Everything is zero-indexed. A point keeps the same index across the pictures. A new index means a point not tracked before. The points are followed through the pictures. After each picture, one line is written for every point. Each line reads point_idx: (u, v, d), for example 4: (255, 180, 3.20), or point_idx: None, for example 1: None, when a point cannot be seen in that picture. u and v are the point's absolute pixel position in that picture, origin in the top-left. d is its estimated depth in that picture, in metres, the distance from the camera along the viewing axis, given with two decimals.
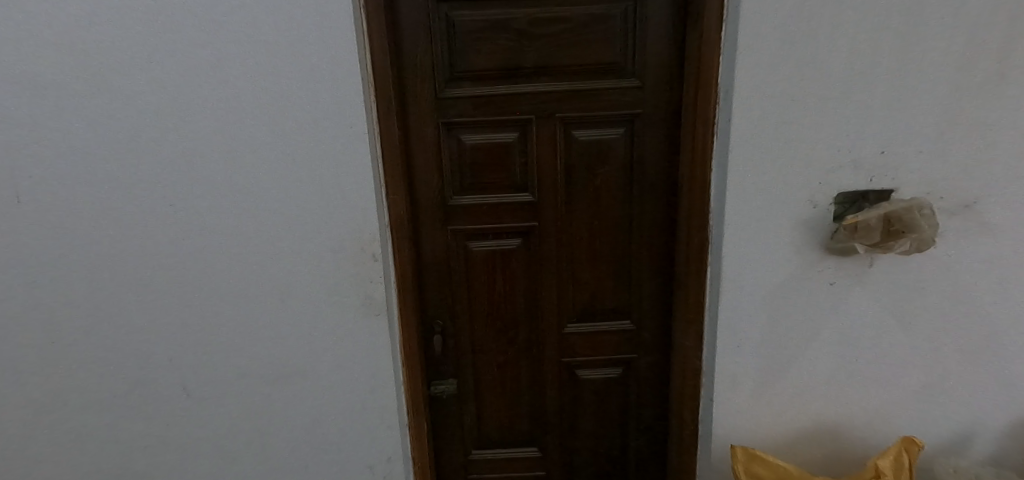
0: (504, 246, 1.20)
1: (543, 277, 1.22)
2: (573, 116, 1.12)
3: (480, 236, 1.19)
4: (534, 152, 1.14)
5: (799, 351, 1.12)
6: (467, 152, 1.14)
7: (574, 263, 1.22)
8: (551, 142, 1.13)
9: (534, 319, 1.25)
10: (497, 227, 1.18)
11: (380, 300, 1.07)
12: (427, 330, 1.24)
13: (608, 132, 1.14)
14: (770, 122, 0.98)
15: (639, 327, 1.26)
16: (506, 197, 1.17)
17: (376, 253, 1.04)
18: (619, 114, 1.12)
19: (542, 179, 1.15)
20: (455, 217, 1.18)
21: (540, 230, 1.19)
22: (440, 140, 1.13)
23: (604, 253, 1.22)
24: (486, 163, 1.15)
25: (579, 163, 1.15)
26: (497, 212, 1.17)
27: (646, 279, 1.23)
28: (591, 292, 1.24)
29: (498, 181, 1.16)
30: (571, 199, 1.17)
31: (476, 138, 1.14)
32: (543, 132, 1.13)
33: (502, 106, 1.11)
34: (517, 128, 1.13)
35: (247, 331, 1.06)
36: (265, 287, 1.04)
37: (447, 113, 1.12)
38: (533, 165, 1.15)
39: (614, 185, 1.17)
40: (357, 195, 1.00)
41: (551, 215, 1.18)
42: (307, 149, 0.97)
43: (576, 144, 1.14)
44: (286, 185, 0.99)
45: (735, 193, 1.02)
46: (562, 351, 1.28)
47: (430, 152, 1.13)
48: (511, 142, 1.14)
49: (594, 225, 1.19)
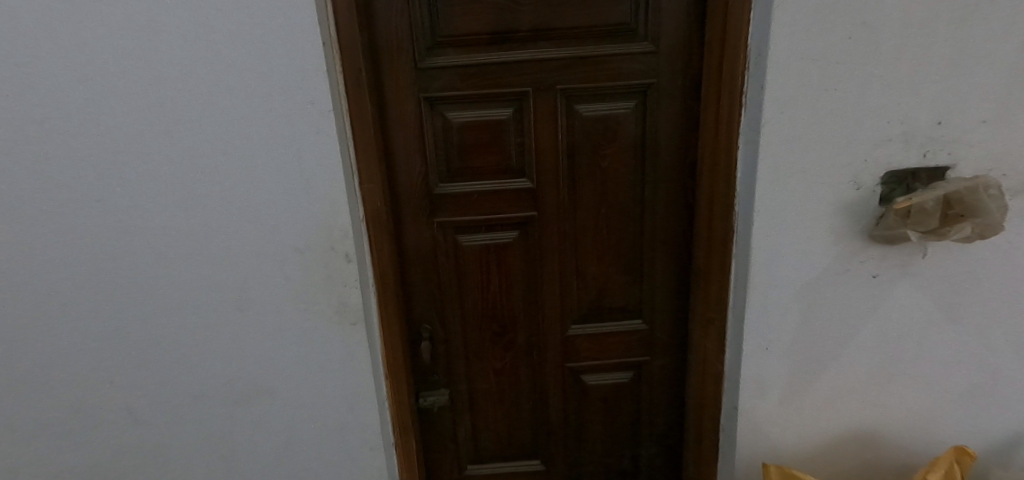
0: (499, 240, 1.05)
1: (544, 274, 1.08)
2: (577, 88, 0.97)
3: (472, 229, 1.04)
4: (532, 131, 0.98)
5: (835, 353, 0.99)
6: (455, 133, 0.98)
7: (579, 257, 1.07)
8: (551, 119, 0.98)
9: (535, 320, 1.11)
10: (491, 218, 1.03)
11: (355, 307, 0.91)
12: (414, 335, 1.10)
13: (617, 106, 0.99)
14: (809, 89, 0.83)
15: (653, 326, 1.13)
16: (502, 183, 1.01)
17: (350, 253, 0.88)
18: (630, 84, 0.97)
19: (542, 161, 1.00)
20: (442, 208, 1.02)
21: (540, 221, 1.04)
22: (422, 118, 0.97)
23: (613, 245, 1.07)
24: (477, 145, 0.99)
25: (584, 143, 1.00)
26: (490, 201, 1.02)
27: (660, 272, 1.09)
28: (598, 289, 1.10)
29: (491, 165, 1.00)
30: (575, 184, 1.02)
31: (465, 115, 0.98)
32: (542, 106, 0.97)
33: (494, 77, 0.95)
34: (511, 102, 0.98)
35: (202, 346, 0.91)
36: (220, 296, 0.88)
37: (429, 85, 0.95)
38: (532, 146, 0.99)
39: (624, 167, 1.02)
40: (324, 186, 0.84)
41: (553, 203, 1.03)
42: (260, 130, 0.81)
43: (581, 121, 0.99)
44: (237, 174, 0.82)
45: (767, 174, 0.88)
46: (566, 355, 1.14)
47: (411, 132, 0.97)
48: (506, 120, 0.98)
49: (601, 213, 1.05)
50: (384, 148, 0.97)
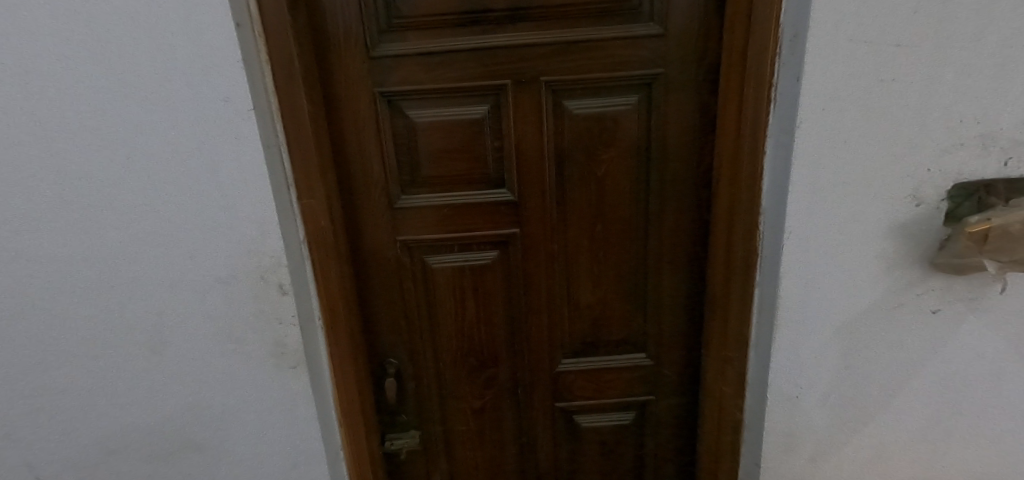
0: (475, 262, 0.88)
1: (529, 302, 0.91)
2: (567, 80, 0.79)
3: (443, 249, 0.88)
4: (512, 133, 0.81)
5: (880, 402, 0.82)
6: (419, 136, 0.81)
7: (572, 281, 0.91)
8: (536, 118, 0.80)
9: (520, 354, 0.95)
10: (465, 237, 0.86)
11: (296, 348, 0.75)
12: (378, 371, 0.94)
13: (617, 102, 0.81)
14: (860, 80, 0.65)
15: (659, 361, 0.96)
16: (477, 195, 0.84)
17: (285, 284, 0.72)
18: (632, 76, 0.79)
19: (526, 169, 0.83)
20: (407, 224, 0.86)
21: (523, 240, 0.87)
22: (379, 118, 0.80)
23: (612, 267, 0.90)
24: (446, 150, 0.82)
25: (576, 147, 0.83)
26: (463, 216, 0.85)
27: (666, 299, 0.92)
28: (594, 318, 0.93)
29: (464, 174, 0.83)
30: (564, 197, 0.85)
31: (431, 113, 0.81)
32: (524, 103, 0.80)
33: (465, 68, 0.78)
34: (487, 98, 0.80)
35: (111, 395, 0.76)
36: (130, 337, 0.73)
37: (386, 78, 0.78)
38: (512, 150, 0.82)
39: (624, 176, 0.85)
40: (247, 205, 0.67)
41: (536, 219, 0.86)
42: (161, 135, 0.64)
43: (572, 120, 0.81)
44: (137, 191, 0.66)
45: (804, 187, 0.70)
46: (557, 393, 0.98)
47: (367, 135, 0.80)
48: (481, 119, 0.81)
49: (597, 230, 0.88)
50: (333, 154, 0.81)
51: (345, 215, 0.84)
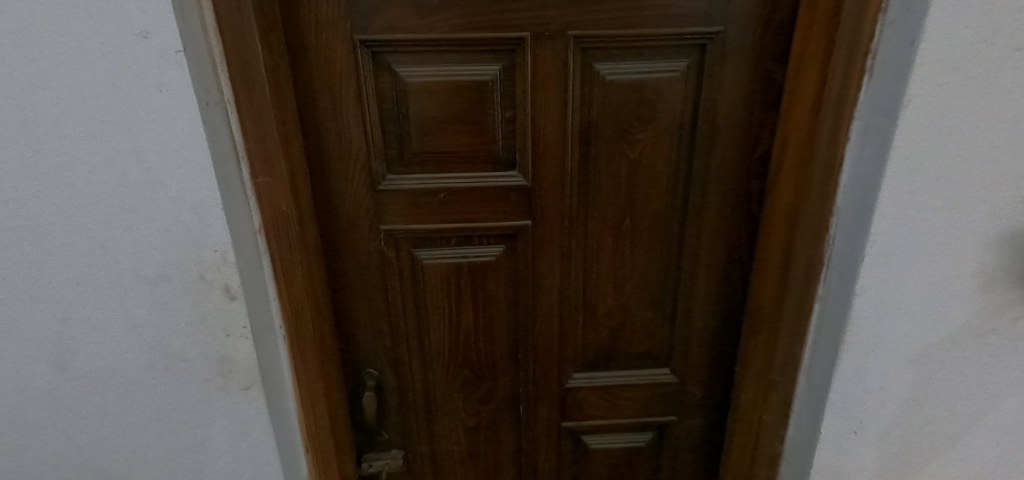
0: (475, 259, 0.73)
1: (538, 307, 0.76)
2: (601, 36, 0.62)
3: (437, 241, 0.72)
4: (527, 102, 0.65)
5: (949, 440, 0.69)
6: (409, 100, 0.64)
7: (590, 284, 0.76)
8: (559, 83, 0.64)
9: (523, 366, 0.80)
10: (464, 228, 0.71)
11: (248, 365, 0.59)
12: (355, 383, 0.79)
13: (660, 66, 0.65)
14: (992, 49, 0.50)
15: (684, 378, 0.83)
16: (480, 178, 0.68)
17: (232, 287, 0.55)
18: (681, 34, 0.63)
19: (542, 148, 0.67)
20: (393, 211, 0.69)
21: (535, 234, 0.72)
22: (359, 76, 0.62)
23: (639, 269, 0.75)
24: (444, 119, 0.65)
25: (606, 123, 0.67)
26: (463, 203, 0.69)
27: (699, 307, 0.78)
28: (613, 328, 0.79)
29: (467, 151, 0.67)
30: (588, 184, 0.70)
31: (427, 72, 0.63)
32: (545, 65, 0.63)
33: (472, 14, 0.61)
34: (499, 55, 0.63)
35: (8, 422, 0.59)
36: (27, 353, 0.56)
37: (368, 23, 0.60)
38: (528, 124, 0.66)
39: (662, 160, 0.69)
40: (180, 183, 0.50)
41: (552, 209, 0.70)
42: (54, 84, 0.46)
43: (604, 88, 0.65)
44: (24, 162, 0.48)
45: (900, 185, 0.55)
46: (565, 412, 0.84)
47: (344, 97, 0.63)
48: (490, 82, 0.64)
49: (624, 225, 0.72)
50: (300, 119, 0.63)
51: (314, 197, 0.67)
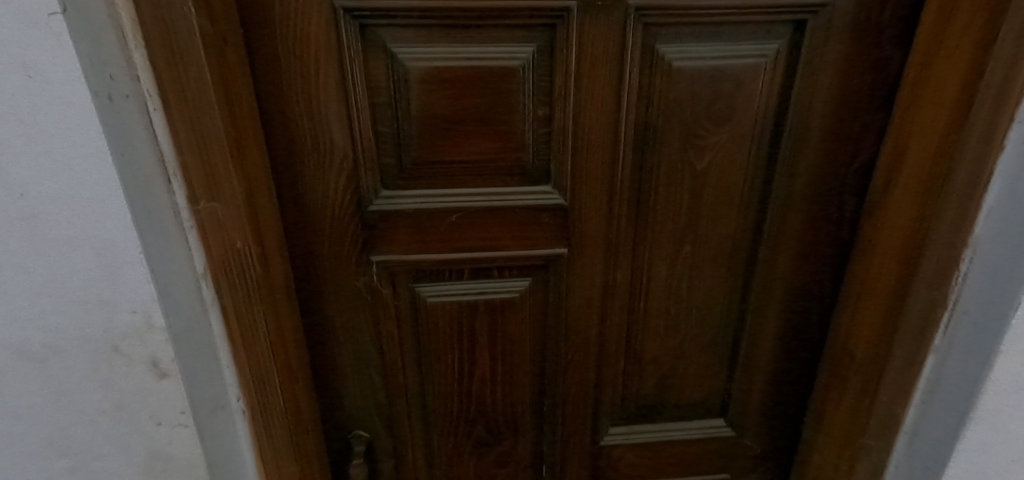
0: (494, 296, 0.57)
1: (571, 353, 0.61)
2: (673, 8, 0.47)
3: (446, 275, 0.56)
4: (569, 96, 0.49)
5: None
6: (411, 92, 0.48)
7: (636, 324, 0.60)
8: (612, 71, 0.48)
9: (549, 422, 0.65)
10: (482, 257, 0.55)
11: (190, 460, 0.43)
12: (339, 448, 0.63)
13: (742, 50, 0.50)
14: None
15: (741, 431, 0.68)
16: (503, 194, 0.52)
17: (160, 360, 0.38)
18: (775, 7, 0.48)
19: (587, 156, 0.51)
20: (390, 238, 0.53)
21: (572, 265, 0.56)
22: (344, 58, 0.45)
23: (697, 306, 0.60)
24: (458, 118, 0.49)
25: (669, 122, 0.51)
26: (481, 226, 0.53)
27: (767, 349, 0.64)
28: (660, 376, 0.64)
29: (488, 159, 0.51)
30: (643, 200, 0.54)
31: (438, 53, 0.47)
32: (593, 45, 0.47)
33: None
34: (534, 33, 0.47)
35: None
36: None
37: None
38: (569, 123, 0.50)
39: (737, 170, 0.54)
40: (72, 217, 0.33)
41: (594, 233, 0.55)
42: None
43: (668, 77, 0.50)
44: None
45: None
46: (597, 472, 0.69)
47: (322, 87, 0.46)
48: (521, 69, 0.48)
49: (685, 252, 0.57)
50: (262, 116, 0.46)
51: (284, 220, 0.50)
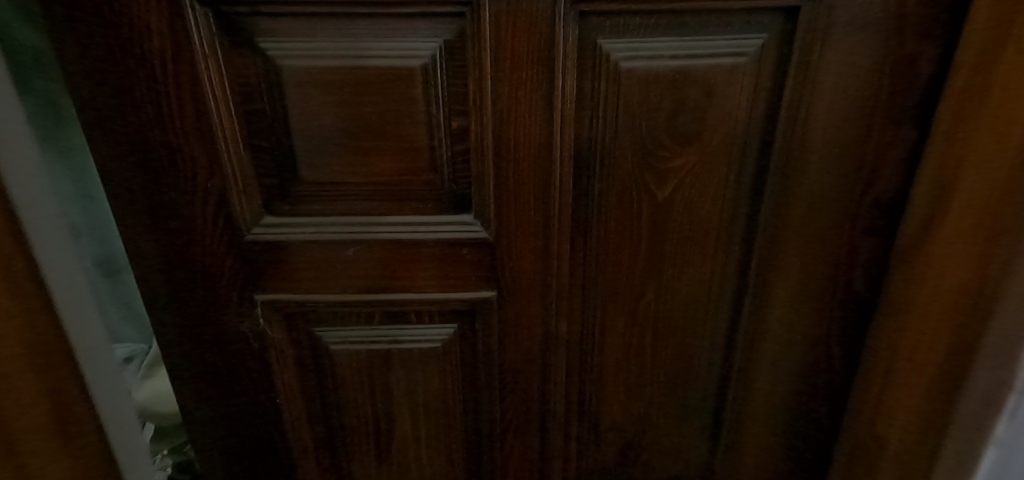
0: (410, 346, 0.47)
1: (509, 417, 0.50)
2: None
3: (351, 320, 0.46)
4: (487, 104, 0.38)
5: None
6: (288, 99, 0.39)
7: (591, 387, 0.49)
8: (540, 75, 0.38)
9: None
10: (392, 300, 0.45)
11: None
12: None
13: (715, 46, 0.38)
14: None
15: None
16: (411, 226, 0.42)
17: None
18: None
19: (514, 180, 0.41)
20: (281, 276, 0.44)
21: (504, 314, 0.45)
22: (200, 58, 0.37)
23: (667, 367, 0.48)
24: (351, 132, 0.40)
25: (622, 140, 0.40)
26: (388, 263, 0.44)
27: (757, 420, 0.51)
28: (624, 449, 0.52)
29: (391, 183, 0.41)
30: (590, 236, 0.43)
31: (318, 51, 0.37)
32: (512, 40, 0.37)
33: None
34: (440, 26, 0.37)
35: None
36: None
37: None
38: (488, 141, 0.39)
39: (712, 200, 0.42)
40: None
41: (530, 274, 0.44)
42: None
43: (618, 81, 0.39)
44: None
45: None
46: None
47: (176, 92, 0.38)
48: (424, 71, 0.38)
49: (645, 300, 0.45)
50: (83, 130, 0.38)
51: (134, 251, 0.42)
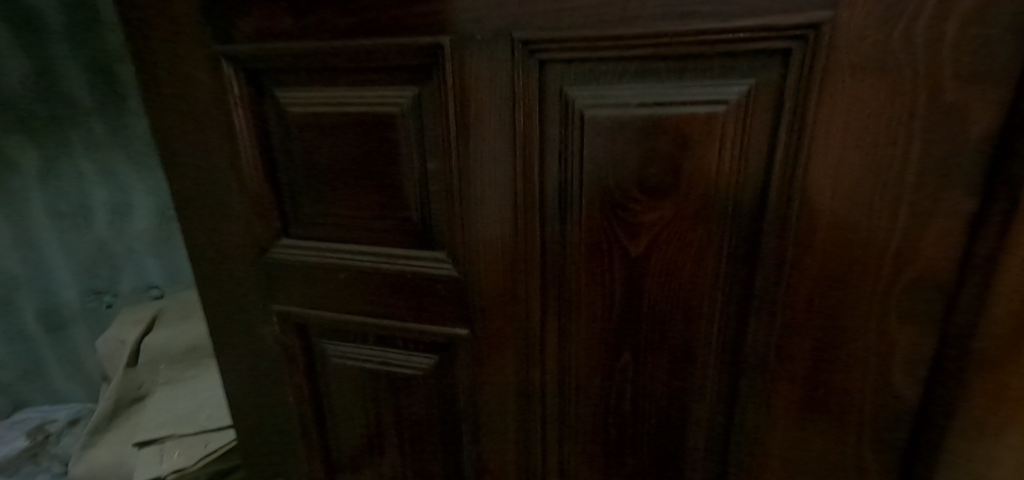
0: (397, 370, 0.49)
1: (488, 455, 0.49)
2: (576, 40, 0.35)
3: (347, 336, 0.50)
4: (454, 148, 0.40)
5: None
6: (296, 137, 0.44)
7: (568, 440, 0.46)
8: (499, 121, 0.38)
9: None
10: (379, 323, 0.48)
11: None
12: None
13: (690, 92, 0.35)
14: None
15: None
16: (392, 258, 0.45)
17: None
18: (728, 32, 0.32)
19: (478, 221, 0.41)
20: (289, 288, 0.50)
21: (476, 351, 0.46)
22: (227, 105, 0.44)
23: (651, 434, 0.44)
24: (343, 169, 0.44)
25: (587, 188, 0.38)
26: (375, 289, 0.47)
27: None
28: None
29: (376, 215, 0.45)
30: (559, 285, 0.41)
31: (316, 98, 0.42)
32: (474, 88, 0.38)
33: (363, 7, 0.38)
34: (414, 75, 0.40)
35: None
36: None
37: (232, 28, 0.42)
38: (455, 182, 0.41)
39: (692, 258, 0.38)
40: None
41: (500, 315, 0.43)
42: None
43: (581, 129, 0.37)
44: None
45: None
46: None
47: (212, 132, 0.45)
48: (400, 116, 0.41)
49: (622, 358, 0.42)
50: None
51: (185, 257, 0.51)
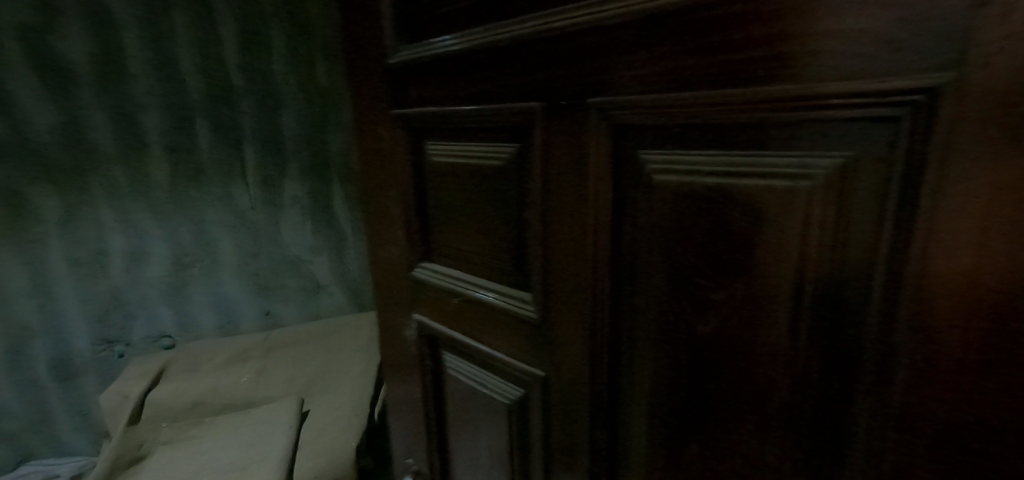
0: (485, 394, 0.55)
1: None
2: (648, 102, 0.35)
3: (463, 356, 0.58)
4: (538, 198, 0.44)
5: None
6: (425, 184, 0.55)
7: None
8: (577, 182, 0.41)
9: None
10: (483, 350, 0.54)
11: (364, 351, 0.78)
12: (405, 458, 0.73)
13: (760, 163, 0.31)
14: None
15: None
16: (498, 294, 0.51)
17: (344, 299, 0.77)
18: (797, 97, 0.29)
19: (558, 270, 0.45)
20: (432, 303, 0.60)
21: (551, 392, 0.49)
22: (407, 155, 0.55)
23: None
24: (465, 211, 0.52)
25: (653, 256, 0.38)
26: (484, 320, 0.53)
27: None
28: None
29: (486, 252, 0.51)
30: (629, 350, 0.41)
31: (455, 151, 0.51)
32: (556, 145, 0.42)
33: (482, 79, 0.45)
34: (514, 135, 0.45)
35: None
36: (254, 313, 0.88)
37: (398, 93, 0.54)
38: (539, 232, 0.45)
39: (763, 354, 0.34)
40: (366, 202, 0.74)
41: (572, 365, 0.46)
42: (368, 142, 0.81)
43: (650, 199, 0.37)
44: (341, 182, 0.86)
45: None
46: None
47: (398, 174, 0.57)
48: (503, 170, 0.47)
49: (685, 450, 0.40)
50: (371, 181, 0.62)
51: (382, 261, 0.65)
